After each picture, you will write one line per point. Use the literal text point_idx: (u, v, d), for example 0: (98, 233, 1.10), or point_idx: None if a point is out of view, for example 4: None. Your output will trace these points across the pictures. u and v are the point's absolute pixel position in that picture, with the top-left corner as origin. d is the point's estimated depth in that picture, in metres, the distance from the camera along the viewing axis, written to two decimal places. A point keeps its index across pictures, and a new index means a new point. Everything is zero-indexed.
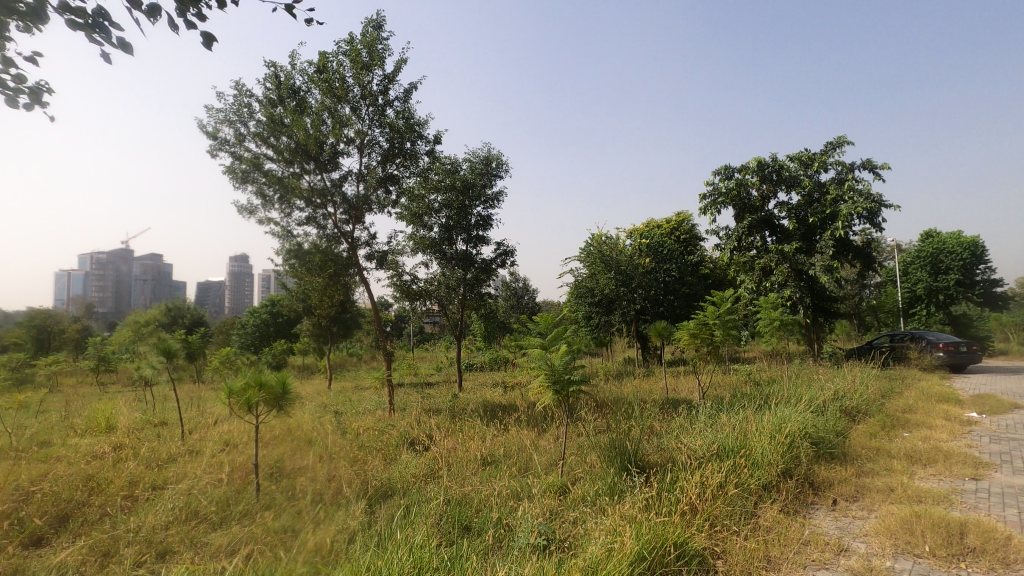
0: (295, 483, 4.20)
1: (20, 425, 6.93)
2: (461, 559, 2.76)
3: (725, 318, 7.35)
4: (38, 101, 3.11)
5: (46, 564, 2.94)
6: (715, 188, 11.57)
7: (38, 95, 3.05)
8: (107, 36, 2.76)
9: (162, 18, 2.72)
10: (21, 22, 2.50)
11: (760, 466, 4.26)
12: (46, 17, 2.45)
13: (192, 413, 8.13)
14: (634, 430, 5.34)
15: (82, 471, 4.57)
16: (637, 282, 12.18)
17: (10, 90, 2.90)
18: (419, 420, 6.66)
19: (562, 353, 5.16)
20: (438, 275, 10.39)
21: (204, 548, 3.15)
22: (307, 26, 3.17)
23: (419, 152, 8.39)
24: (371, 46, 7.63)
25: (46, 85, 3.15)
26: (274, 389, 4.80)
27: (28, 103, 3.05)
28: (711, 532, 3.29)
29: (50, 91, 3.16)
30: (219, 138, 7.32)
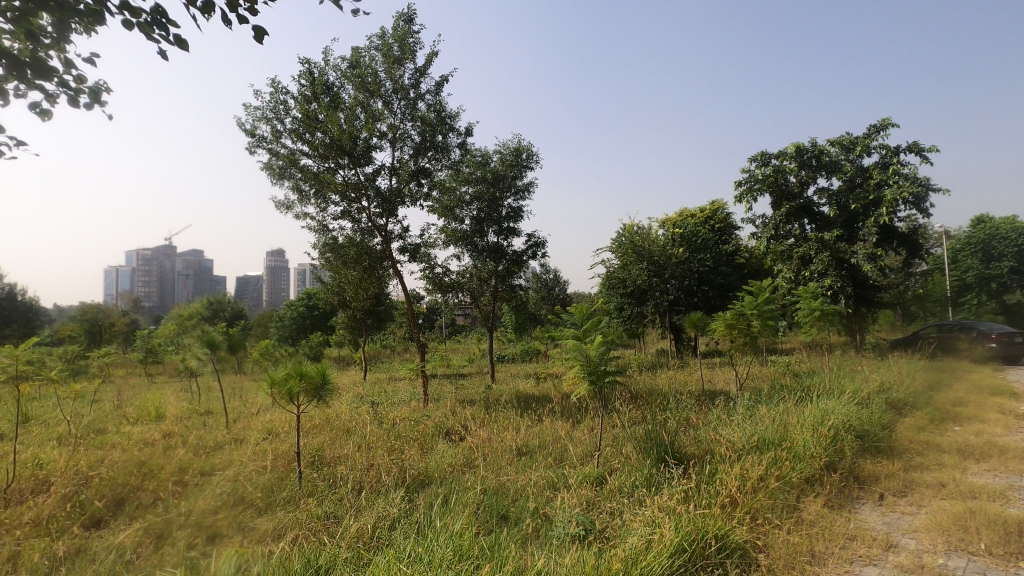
0: (335, 471, 4.31)
1: (77, 414, 7.30)
2: (500, 548, 2.79)
3: (763, 309, 7.16)
4: (98, 101, 3.15)
5: (106, 544, 3.08)
6: (751, 175, 11.27)
7: (97, 95, 3.08)
8: (165, 34, 2.78)
9: (216, 13, 2.72)
10: (84, 25, 2.52)
11: (802, 459, 4.17)
12: (106, 17, 2.46)
13: (236, 403, 8.41)
14: (670, 421, 5.28)
15: (135, 458, 4.79)
16: (671, 273, 11.87)
17: (71, 90, 2.93)
18: (453, 411, 6.73)
19: (598, 344, 5.12)
20: (470, 267, 10.44)
21: (251, 533, 3.27)
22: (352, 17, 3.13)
23: (450, 145, 8.43)
24: (402, 39, 7.67)
25: (104, 84, 3.18)
26: (314, 379, 4.93)
27: (89, 104, 3.09)
28: (753, 526, 3.24)
29: (109, 91, 3.20)
30: (257, 135, 7.52)
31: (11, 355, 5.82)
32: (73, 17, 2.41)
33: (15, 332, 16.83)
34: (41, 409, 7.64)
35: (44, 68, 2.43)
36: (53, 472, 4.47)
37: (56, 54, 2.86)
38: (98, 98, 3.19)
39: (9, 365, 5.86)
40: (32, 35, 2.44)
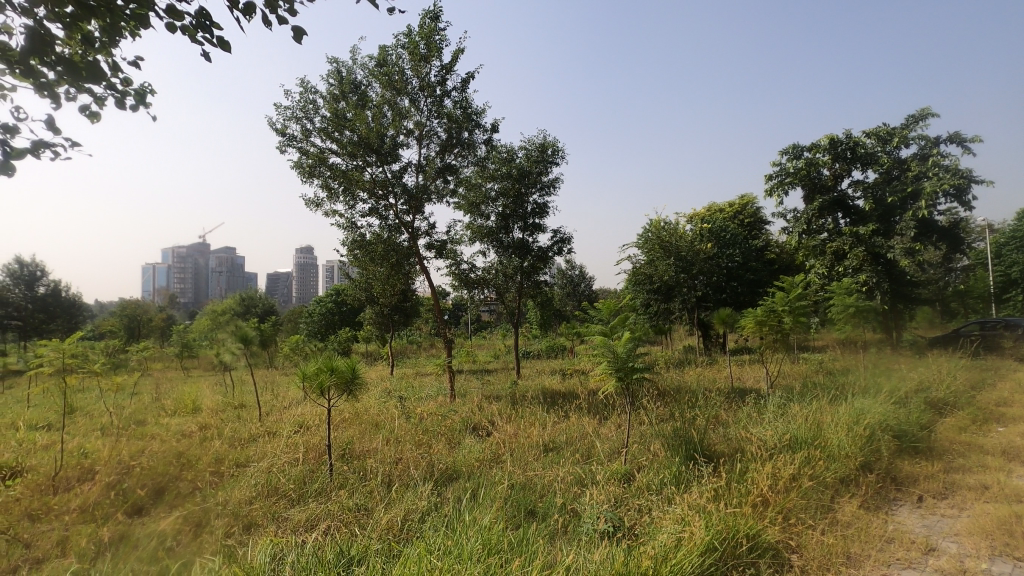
0: (365, 464, 4.39)
1: (118, 406, 7.59)
2: (529, 543, 2.80)
3: (795, 305, 7.00)
4: (143, 104, 3.05)
5: (147, 530, 3.18)
6: (783, 168, 11.06)
7: (145, 97, 3.04)
8: (209, 37, 2.63)
9: (258, 15, 2.56)
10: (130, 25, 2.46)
11: (837, 458, 4.08)
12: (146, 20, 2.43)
13: (268, 396, 8.62)
14: (699, 419, 5.21)
15: (173, 448, 4.96)
16: (698, 268, 11.71)
17: (118, 93, 2.82)
18: (480, 406, 6.77)
19: (625, 340, 5.07)
20: (495, 263, 10.47)
21: (285, 523, 3.36)
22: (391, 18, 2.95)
23: (476, 141, 8.45)
24: (428, 37, 7.70)
25: (151, 86, 3.08)
26: (344, 374, 5.01)
27: (135, 106, 3.07)
28: (785, 526, 3.18)
29: (155, 92, 3.09)
30: (287, 134, 7.67)
31: (58, 349, 6.08)
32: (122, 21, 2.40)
33: (60, 327, 17.53)
34: (85, 401, 7.97)
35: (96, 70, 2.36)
36: (97, 462, 4.66)
37: (105, 57, 2.81)
38: (144, 101, 3.09)
39: (56, 358, 6.12)
40: (84, 37, 2.44)
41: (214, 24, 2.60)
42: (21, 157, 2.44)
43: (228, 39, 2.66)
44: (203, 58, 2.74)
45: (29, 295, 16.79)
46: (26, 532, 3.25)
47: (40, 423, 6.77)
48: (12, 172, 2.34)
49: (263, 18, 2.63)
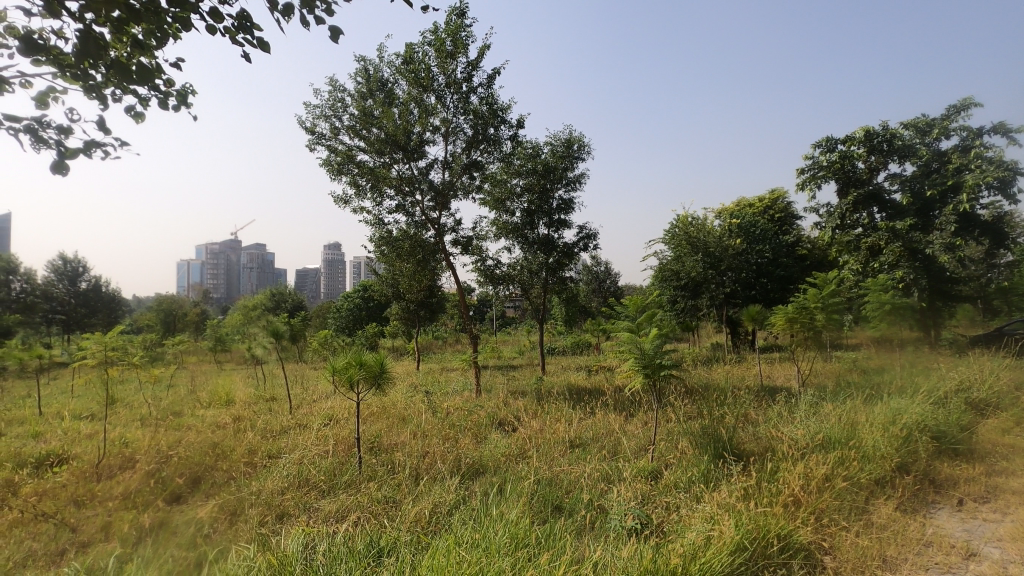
0: (392, 458, 4.46)
1: (156, 398, 7.85)
2: (556, 537, 2.81)
3: (828, 302, 6.79)
4: (185, 103, 3.11)
5: (186, 518, 3.30)
6: (816, 162, 10.83)
7: (187, 99, 3.13)
8: (249, 38, 2.66)
9: (297, 16, 2.55)
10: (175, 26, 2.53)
11: (872, 459, 3.97)
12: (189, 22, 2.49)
13: (298, 389, 8.80)
14: (728, 417, 5.14)
15: (209, 439, 5.12)
16: (727, 264, 11.51)
17: (162, 94, 2.89)
18: (506, 402, 6.80)
19: (652, 336, 5.02)
20: (521, 259, 10.45)
21: (316, 513, 3.44)
22: (426, 15, 2.92)
23: (502, 137, 8.46)
24: (455, 34, 7.72)
25: (192, 86, 3.14)
26: (373, 368, 5.08)
27: (177, 107, 3.16)
28: (818, 527, 3.12)
29: (196, 92, 3.15)
30: (316, 132, 7.80)
31: (99, 342, 6.32)
32: (167, 24, 2.47)
33: (101, 321, 18.21)
34: (125, 393, 8.26)
35: (144, 71, 2.44)
36: (137, 451, 4.84)
37: (152, 58, 2.89)
38: (184, 100, 3.15)
39: (98, 350, 6.37)
40: (134, 41, 2.52)
41: (254, 25, 2.64)
42: (73, 157, 2.55)
43: (267, 40, 2.68)
44: (242, 59, 2.79)
45: (72, 290, 17.49)
46: (73, 517, 3.40)
47: (83, 413, 7.05)
48: (66, 172, 2.44)
49: (302, 18, 2.67)
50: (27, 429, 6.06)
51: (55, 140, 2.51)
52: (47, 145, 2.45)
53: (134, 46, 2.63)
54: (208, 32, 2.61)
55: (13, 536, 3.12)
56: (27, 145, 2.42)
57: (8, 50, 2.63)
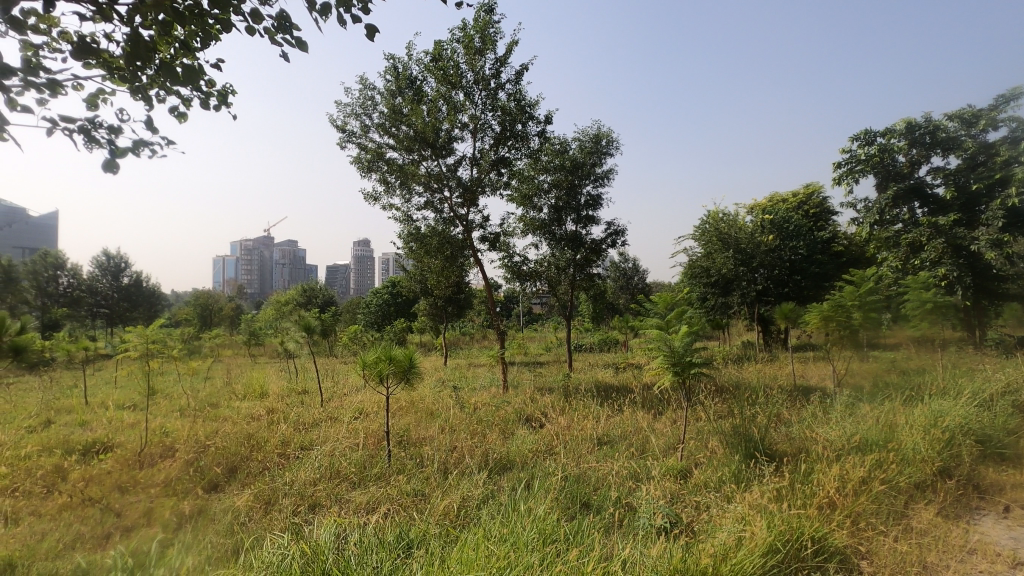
0: (421, 452, 4.52)
1: (194, 389, 8.11)
2: (584, 534, 2.81)
3: (866, 300, 6.59)
4: (225, 103, 3.20)
5: (223, 507, 3.42)
6: (853, 156, 10.52)
7: (226, 98, 3.21)
8: (288, 39, 2.72)
9: (334, 15, 2.59)
10: (217, 26, 2.60)
11: (911, 463, 3.84)
12: (231, 24, 2.56)
13: (329, 383, 8.98)
14: (759, 417, 5.04)
15: (245, 430, 5.28)
16: (759, 261, 11.35)
17: (204, 94, 2.99)
18: (533, 398, 6.80)
19: (682, 334, 4.94)
20: (548, 256, 10.42)
21: (348, 504, 3.51)
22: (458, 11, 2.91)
23: (530, 134, 8.44)
24: (483, 30, 7.74)
25: (232, 86, 3.22)
26: (402, 363, 5.15)
27: (217, 106, 3.25)
28: (854, 530, 3.04)
29: (235, 92, 3.23)
30: (347, 130, 7.92)
31: (141, 334, 6.55)
32: (210, 25, 2.55)
33: (141, 315, 18.88)
34: (164, 384, 8.56)
35: (192, 72, 2.52)
36: (177, 440, 5.01)
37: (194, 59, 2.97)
38: (225, 100, 3.24)
39: (140, 343, 6.60)
40: (179, 42, 2.61)
41: (293, 25, 2.69)
42: (123, 156, 2.65)
43: (305, 39, 2.72)
44: (281, 59, 2.85)
45: (115, 285, 18.19)
46: (118, 503, 3.54)
47: (126, 403, 7.34)
48: (117, 170, 2.53)
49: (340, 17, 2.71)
50: (75, 418, 6.34)
51: (106, 139, 2.61)
52: (99, 145, 2.56)
53: (178, 47, 2.71)
54: (249, 33, 2.68)
55: (63, 518, 3.27)
56: (81, 145, 2.52)
57: (61, 54, 2.75)
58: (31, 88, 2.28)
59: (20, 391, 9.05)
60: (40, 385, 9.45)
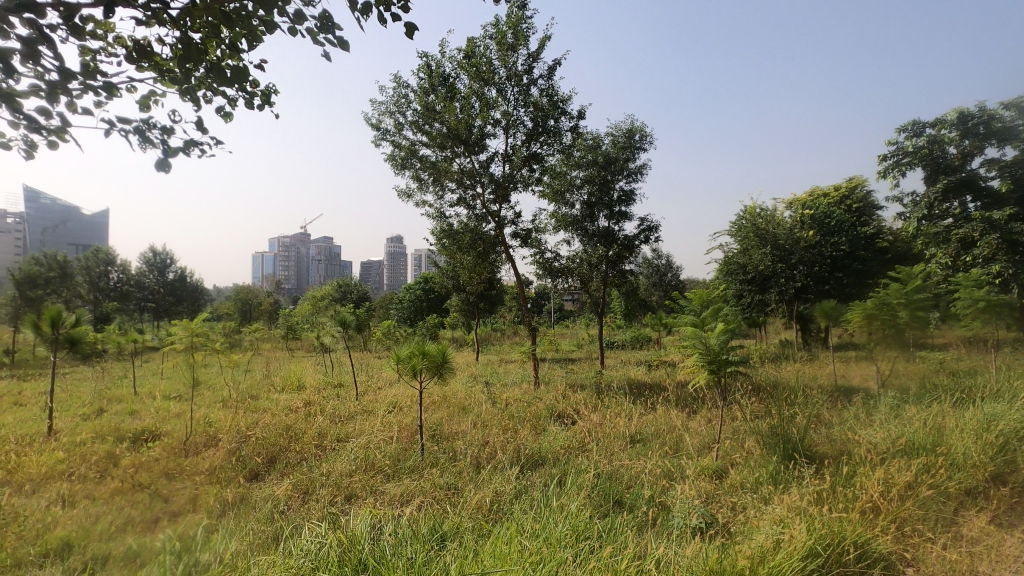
0: (454, 446, 4.57)
1: (235, 381, 8.39)
2: (618, 531, 2.79)
3: (913, 298, 6.33)
4: (269, 103, 3.28)
5: (264, 495, 3.54)
6: (901, 148, 10.10)
7: (269, 98, 3.27)
8: (331, 39, 2.76)
9: (374, 13, 2.61)
10: (263, 28, 2.65)
11: (962, 468, 3.68)
12: (275, 24, 2.61)
13: (363, 376, 9.16)
14: (798, 417, 4.91)
15: (284, 422, 5.43)
16: (798, 256, 11.06)
17: (250, 94, 3.07)
18: (565, 394, 6.79)
19: (718, 332, 4.84)
20: (580, 252, 10.35)
21: (382, 496, 3.58)
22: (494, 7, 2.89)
23: (562, 129, 8.39)
24: (516, 26, 7.72)
25: (274, 86, 3.30)
26: (435, 358, 5.20)
27: (261, 106, 3.33)
28: (899, 536, 2.93)
29: (277, 92, 3.31)
30: (381, 128, 8.04)
31: (186, 328, 6.81)
32: (255, 27, 2.60)
33: (185, 309, 19.64)
34: (207, 376, 8.88)
35: (240, 72, 2.59)
36: (219, 430, 5.19)
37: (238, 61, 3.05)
38: (268, 100, 3.31)
39: (185, 336, 6.85)
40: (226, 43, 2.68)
41: (335, 25, 2.72)
42: (174, 156, 2.75)
43: (346, 38, 2.75)
44: (323, 59, 2.88)
45: (161, 280, 18.96)
46: (165, 489, 3.70)
47: (172, 394, 7.65)
48: (168, 170, 2.63)
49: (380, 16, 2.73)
50: (125, 407, 6.65)
51: (159, 139, 2.71)
52: (153, 145, 2.66)
53: (225, 49, 2.79)
54: (293, 33, 2.72)
55: (115, 502, 3.43)
56: (136, 145, 2.62)
57: (115, 58, 2.86)
58: (89, 91, 2.39)
59: (74, 380, 9.54)
60: (93, 375, 9.94)
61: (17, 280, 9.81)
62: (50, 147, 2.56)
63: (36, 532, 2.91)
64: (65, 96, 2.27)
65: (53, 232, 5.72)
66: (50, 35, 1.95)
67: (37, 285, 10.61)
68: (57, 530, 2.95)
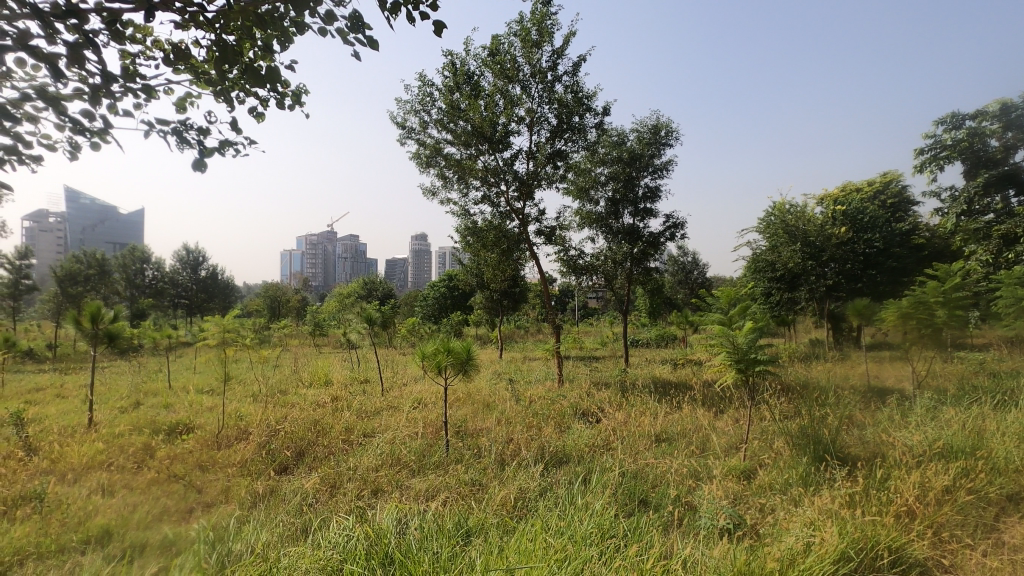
0: (478, 443, 4.59)
1: (265, 376, 8.59)
2: (643, 531, 2.77)
3: (951, 296, 6.10)
4: (299, 103, 3.34)
5: (293, 488, 3.62)
6: (939, 141, 9.75)
7: (300, 98, 3.33)
8: (361, 40, 2.80)
9: (402, 13, 2.63)
10: (295, 29, 2.70)
11: (1003, 473, 3.54)
12: (306, 25, 2.66)
13: (389, 373, 9.27)
14: (829, 418, 4.79)
15: (312, 416, 5.54)
16: (828, 254, 11.08)
17: (280, 94, 3.13)
18: (589, 392, 6.76)
19: (747, 330, 4.75)
20: (604, 250, 10.27)
21: (408, 491, 3.62)
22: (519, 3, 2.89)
23: (587, 125, 8.34)
24: (540, 22, 7.69)
25: (304, 86, 3.35)
26: (460, 355, 5.22)
27: (292, 106, 3.40)
28: (936, 542, 2.85)
29: (307, 92, 3.36)
30: (407, 126, 8.11)
31: (218, 324, 6.99)
32: (286, 29, 2.65)
33: (217, 306, 20.19)
34: (239, 371, 9.11)
35: (274, 73, 2.65)
36: (250, 424, 5.32)
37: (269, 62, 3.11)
38: (298, 101, 3.37)
39: (217, 331, 7.04)
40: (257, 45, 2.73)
41: (365, 24, 2.75)
42: (210, 156, 2.83)
43: (376, 38, 2.78)
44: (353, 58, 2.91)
45: (193, 277, 19.51)
46: (198, 480, 3.81)
47: (205, 388, 7.88)
48: (204, 169, 2.70)
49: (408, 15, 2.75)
50: (160, 400, 6.86)
51: (195, 140, 2.79)
52: (190, 145, 2.73)
53: (258, 50, 2.84)
54: (324, 34, 2.76)
55: (151, 492, 3.54)
56: (175, 145, 2.71)
57: (153, 60, 2.94)
58: (129, 93, 2.47)
59: (113, 374, 9.89)
60: (130, 369, 10.28)
61: (59, 277, 10.20)
62: (93, 148, 2.66)
63: (78, 520, 3.02)
64: (108, 99, 2.35)
65: (92, 233, 5.95)
66: (94, 39, 2.02)
67: (78, 282, 11.02)
68: (97, 517, 3.06)
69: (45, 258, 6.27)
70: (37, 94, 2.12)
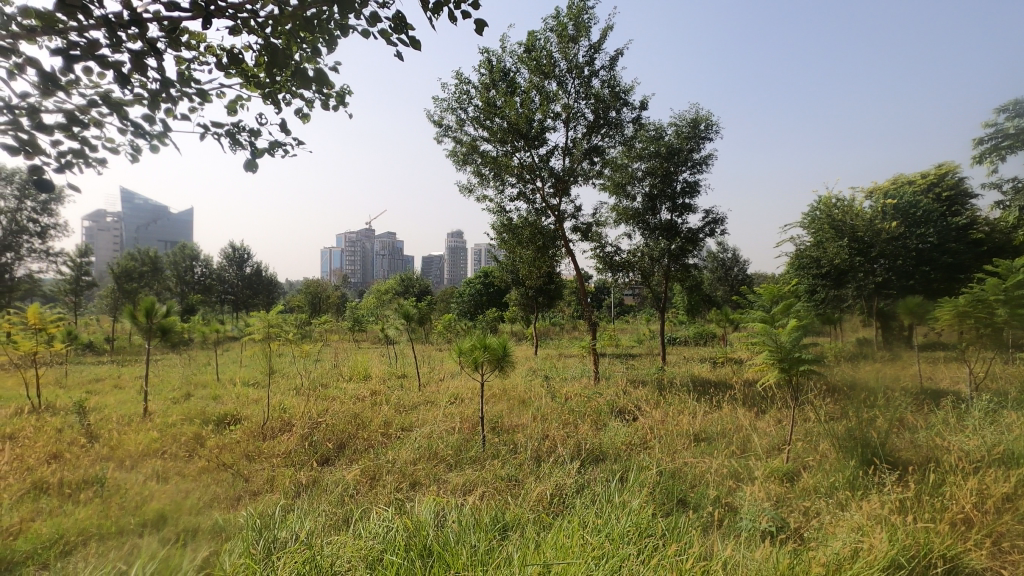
0: (514, 439, 4.61)
1: (307, 370, 8.85)
2: (680, 531, 2.74)
3: (1013, 294, 5.75)
4: (343, 104, 3.41)
5: (334, 478, 3.72)
6: (1000, 129, 9.18)
7: (343, 98, 3.39)
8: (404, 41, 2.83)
9: (445, 11, 2.65)
10: (340, 31, 2.75)
11: None
12: (351, 27, 2.71)
13: (426, 368, 9.41)
14: (879, 420, 4.60)
15: (351, 410, 5.66)
16: (877, 250, 10.48)
17: (326, 95, 3.20)
18: (625, 390, 6.69)
19: (790, 328, 4.58)
20: (642, 246, 10.12)
21: (445, 484, 3.67)
22: None
23: (624, 120, 8.23)
24: (577, 17, 7.63)
25: (347, 87, 3.42)
26: (496, 351, 5.24)
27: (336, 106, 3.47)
28: (996, 552, 2.70)
29: (351, 92, 3.43)
30: (443, 124, 8.19)
31: (262, 319, 7.23)
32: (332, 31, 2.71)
33: (262, 301, 20.91)
34: (282, 364, 9.42)
35: (320, 75, 2.71)
36: (293, 416, 5.48)
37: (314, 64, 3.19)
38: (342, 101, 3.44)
39: (261, 326, 7.29)
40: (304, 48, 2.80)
41: (407, 25, 2.78)
42: (261, 156, 2.93)
43: (417, 38, 2.81)
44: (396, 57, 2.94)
45: (239, 274, 20.26)
46: (245, 469, 3.97)
47: (250, 380, 8.18)
48: (255, 169, 2.80)
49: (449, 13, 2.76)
50: (208, 392, 7.15)
51: (247, 141, 2.89)
52: (242, 147, 2.83)
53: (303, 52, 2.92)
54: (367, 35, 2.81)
55: (202, 479, 3.70)
56: (227, 147, 2.81)
57: (207, 65, 3.05)
58: (185, 97, 2.57)
59: (165, 366, 10.38)
60: (181, 362, 10.76)
61: (115, 274, 10.74)
62: (153, 151, 2.78)
63: (135, 504, 3.18)
64: (166, 103, 2.45)
65: (146, 230, 6.22)
66: (155, 47, 2.11)
67: (133, 278, 11.59)
68: (153, 502, 3.21)
69: (103, 256, 6.60)
70: (101, 100, 2.23)
